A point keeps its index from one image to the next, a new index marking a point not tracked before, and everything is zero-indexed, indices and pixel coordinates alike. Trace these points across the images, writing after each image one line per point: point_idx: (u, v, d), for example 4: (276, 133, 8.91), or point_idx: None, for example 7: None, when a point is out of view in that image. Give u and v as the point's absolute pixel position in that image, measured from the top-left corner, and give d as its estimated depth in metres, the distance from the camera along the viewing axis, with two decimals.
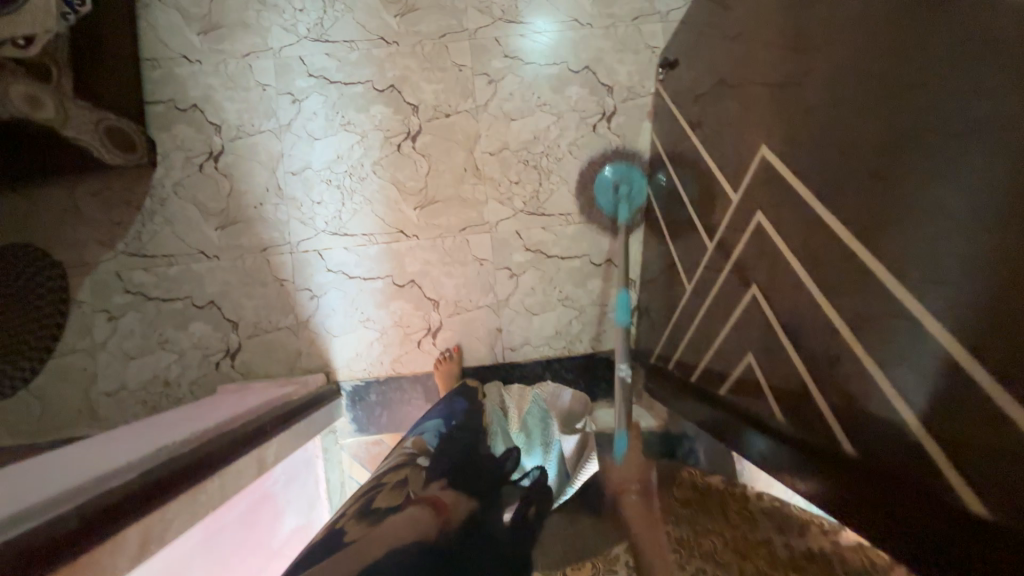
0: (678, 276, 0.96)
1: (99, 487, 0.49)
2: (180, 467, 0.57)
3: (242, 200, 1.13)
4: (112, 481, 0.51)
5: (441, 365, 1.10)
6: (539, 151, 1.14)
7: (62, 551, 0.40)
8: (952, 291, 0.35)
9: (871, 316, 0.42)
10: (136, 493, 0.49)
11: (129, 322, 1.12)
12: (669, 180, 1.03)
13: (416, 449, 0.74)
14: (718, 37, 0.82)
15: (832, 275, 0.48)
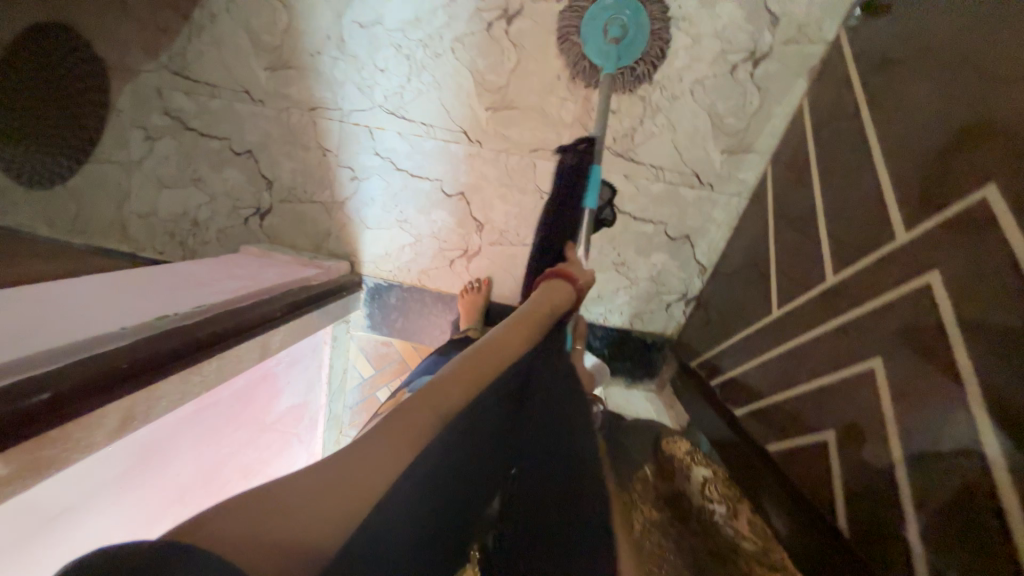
0: (764, 286, 0.80)
1: (83, 351, 0.45)
2: (173, 344, 0.53)
3: (298, 42, 0.96)
4: (99, 348, 0.47)
5: (465, 295, 1.03)
6: (652, 80, 0.92)
7: (27, 426, 0.37)
8: None
9: None
10: (120, 371, 0.46)
11: (165, 148, 1.05)
12: (800, 166, 0.82)
13: None
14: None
15: None
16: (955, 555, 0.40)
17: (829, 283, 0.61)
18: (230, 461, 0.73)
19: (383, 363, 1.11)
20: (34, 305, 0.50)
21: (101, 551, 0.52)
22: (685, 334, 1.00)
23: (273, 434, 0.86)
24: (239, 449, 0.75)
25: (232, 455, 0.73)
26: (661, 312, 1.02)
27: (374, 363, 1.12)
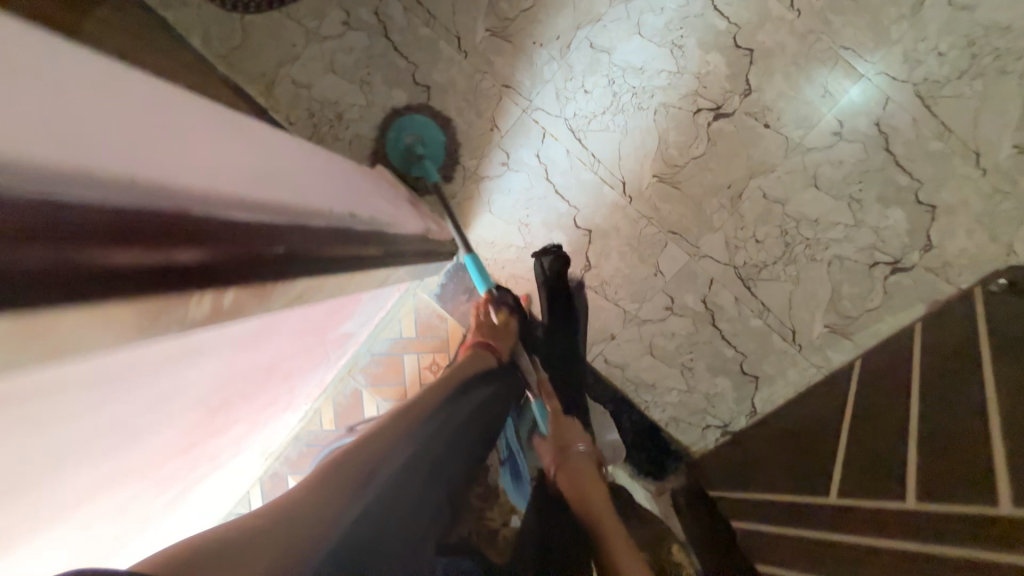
0: (816, 464, 0.83)
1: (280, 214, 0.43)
2: (338, 243, 0.52)
3: (530, 26, 0.99)
4: (290, 217, 0.45)
5: None
6: (803, 235, 0.97)
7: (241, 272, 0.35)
8: None
9: None
10: (309, 249, 0.44)
11: (353, 40, 1.04)
12: (894, 378, 0.86)
13: None
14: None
15: None
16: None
17: (905, 504, 0.64)
18: (289, 360, 0.71)
19: (426, 333, 1.10)
20: (240, 154, 0.49)
21: (184, 396, 0.49)
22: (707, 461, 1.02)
23: (323, 349, 0.84)
24: (299, 352, 0.72)
25: (294, 355, 0.71)
26: (696, 429, 1.05)
27: (419, 328, 1.10)
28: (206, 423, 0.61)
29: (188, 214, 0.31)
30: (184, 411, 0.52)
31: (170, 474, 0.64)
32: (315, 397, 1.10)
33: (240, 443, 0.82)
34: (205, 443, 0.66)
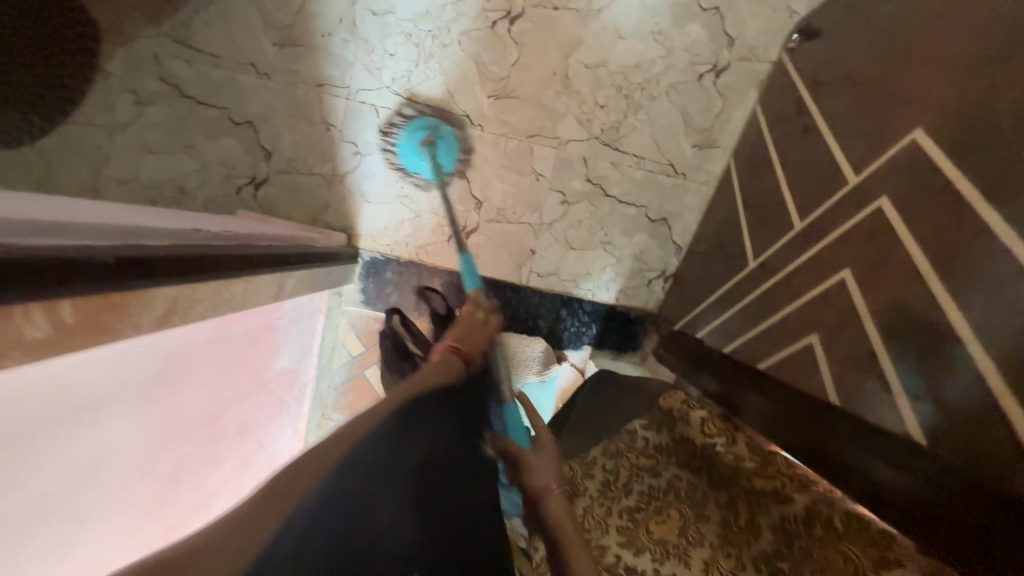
0: (736, 253, 0.91)
1: (121, 241, 0.44)
2: (199, 256, 0.52)
3: (310, 22, 1.00)
4: (134, 241, 0.45)
5: None
6: (635, 82, 1.05)
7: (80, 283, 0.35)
8: None
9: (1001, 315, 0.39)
10: (160, 262, 0.45)
11: (157, 114, 1.02)
12: (761, 154, 0.96)
13: None
14: (870, 17, 0.74)
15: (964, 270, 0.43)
16: (915, 424, 0.47)
17: (797, 230, 0.72)
18: (231, 409, 0.70)
19: (373, 340, 1.10)
20: (55, 209, 0.47)
21: (116, 464, 0.48)
22: (664, 309, 1.10)
23: (271, 394, 0.83)
24: (239, 399, 0.71)
25: (234, 402, 0.70)
26: (643, 289, 1.12)
27: (364, 340, 1.10)
28: (170, 498, 0.59)
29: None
30: (129, 484, 0.51)
31: None
32: None
33: None
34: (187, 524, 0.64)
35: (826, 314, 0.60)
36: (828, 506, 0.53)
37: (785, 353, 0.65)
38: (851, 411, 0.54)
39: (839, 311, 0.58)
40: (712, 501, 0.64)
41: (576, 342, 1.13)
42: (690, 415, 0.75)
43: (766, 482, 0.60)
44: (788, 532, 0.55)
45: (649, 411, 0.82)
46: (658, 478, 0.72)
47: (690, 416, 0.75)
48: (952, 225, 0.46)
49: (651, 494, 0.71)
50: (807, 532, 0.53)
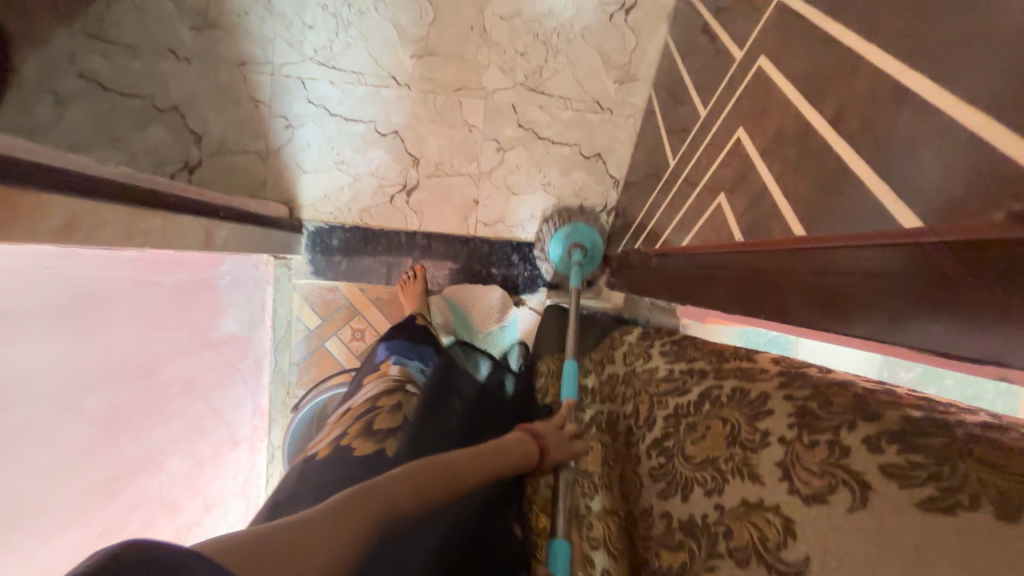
0: (662, 167, 0.95)
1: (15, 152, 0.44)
2: (105, 182, 0.52)
3: (224, 4, 1.02)
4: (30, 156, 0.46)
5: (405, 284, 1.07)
6: (550, 28, 1.09)
7: None
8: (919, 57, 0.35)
9: (847, 103, 0.42)
10: (57, 174, 0.45)
11: (77, 113, 0.99)
12: (674, 75, 1.00)
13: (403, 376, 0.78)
14: None
15: (816, 81, 0.47)
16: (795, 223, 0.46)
17: (704, 120, 0.76)
18: (170, 363, 0.69)
19: (329, 310, 1.09)
20: None
21: (35, 389, 0.47)
22: (610, 240, 1.13)
23: (218, 358, 0.83)
24: (178, 354, 0.70)
25: (172, 356, 0.69)
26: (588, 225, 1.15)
27: (320, 311, 1.09)
28: (109, 444, 0.58)
29: None
30: (54, 417, 0.50)
31: (114, 523, 0.59)
32: (267, 431, 1.05)
33: (198, 490, 0.78)
34: (135, 479, 0.63)
35: (725, 175, 0.63)
36: (715, 388, 0.50)
37: (701, 225, 0.68)
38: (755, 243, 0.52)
39: (734, 167, 0.61)
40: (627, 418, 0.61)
41: (531, 287, 1.15)
42: (618, 355, 0.74)
43: (670, 387, 0.57)
44: (681, 420, 0.52)
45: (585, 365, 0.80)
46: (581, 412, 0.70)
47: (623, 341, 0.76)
48: (809, 50, 0.49)
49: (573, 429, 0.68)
50: (697, 410, 0.50)
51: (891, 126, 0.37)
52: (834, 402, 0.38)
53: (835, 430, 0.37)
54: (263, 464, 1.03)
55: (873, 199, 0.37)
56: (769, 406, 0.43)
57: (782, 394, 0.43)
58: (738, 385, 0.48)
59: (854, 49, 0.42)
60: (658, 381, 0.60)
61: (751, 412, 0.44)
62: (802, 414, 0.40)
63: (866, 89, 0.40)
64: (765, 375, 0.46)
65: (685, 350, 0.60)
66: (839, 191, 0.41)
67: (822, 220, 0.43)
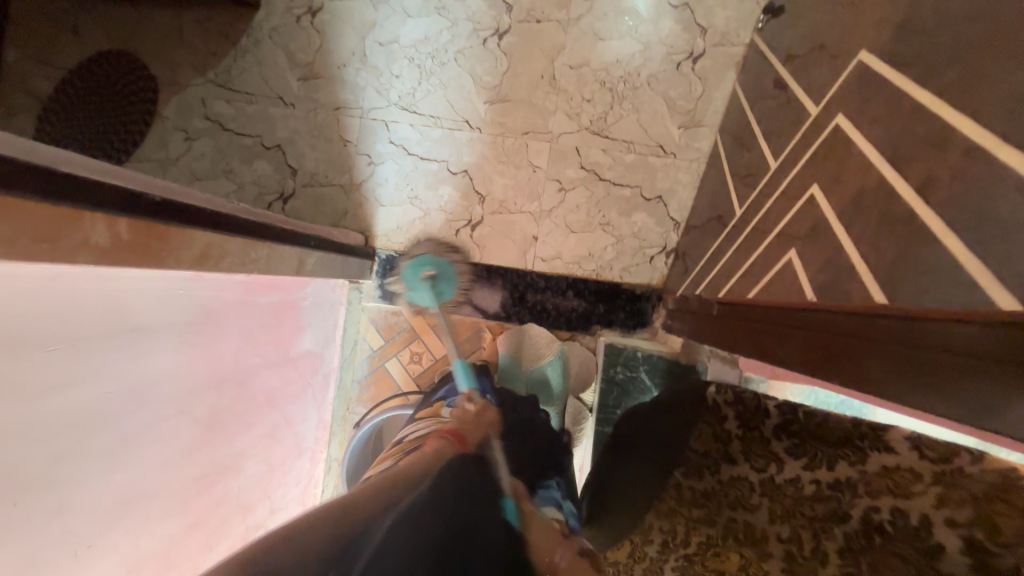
0: (726, 213, 0.94)
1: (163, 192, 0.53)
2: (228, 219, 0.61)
3: (328, 58, 1.17)
4: (175, 196, 0.54)
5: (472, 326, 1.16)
6: (617, 76, 1.14)
7: (136, 212, 0.45)
8: (1010, 133, 0.35)
9: (935, 170, 0.41)
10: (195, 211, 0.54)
11: (203, 146, 1.17)
12: (743, 122, 1.00)
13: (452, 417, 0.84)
14: None
15: (902, 146, 0.46)
16: (877, 289, 0.45)
17: (775, 171, 0.75)
18: (259, 373, 0.77)
19: (392, 333, 1.16)
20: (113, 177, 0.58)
21: (160, 393, 0.55)
22: (668, 282, 1.12)
23: (296, 371, 0.91)
24: (266, 366, 0.79)
25: (261, 368, 0.78)
26: (645, 265, 1.15)
27: (383, 334, 1.17)
28: (207, 444, 0.65)
29: (70, 170, 0.41)
30: (169, 418, 0.57)
31: (202, 517, 0.66)
32: (327, 443, 1.12)
33: (267, 494, 0.84)
34: (222, 479, 0.70)
35: (797, 229, 0.62)
36: (874, 514, 0.50)
37: (770, 276, 0.67)
38: (821, 305, 0.52)
39: (808, 221, 0.60)
40: (776, 537, 0.57)
41: (585, 324, 1.15)
42: (730, 449, 0.67)
43: (818, 505, 0.55)
44: (852, 554, 0.50)
45: (684, 456, 0.72)
46: (715, 526, 0.64)
47: (726, 431, 0.68)
48: (892, 114, 0.49)
49: (709, 541, 0.63)
50: (868, 543, 0.49)
51: (985, 201, 0.36)
52: (1002, 534, 0.41)
53: (1016, 574, 0.39)
54: (321, 475, 1.09)
55: (972, 278, 0.36)
56: (935, 537, 0.45)
57: (944, 518, 0.45)
58: (897, 508, 0.48)
59: (942, 119, 0.41)
60: (805, 500, 0.56)
61: (924, 549, 0.45)
62: (976, 552, 0.42)
63: (958, 160, 0.39)
64: (922, 492, 0.47)
65: (815, 451, 0.57)
66: (926, 262, 0.40)
67: (911, 286, 0.41)
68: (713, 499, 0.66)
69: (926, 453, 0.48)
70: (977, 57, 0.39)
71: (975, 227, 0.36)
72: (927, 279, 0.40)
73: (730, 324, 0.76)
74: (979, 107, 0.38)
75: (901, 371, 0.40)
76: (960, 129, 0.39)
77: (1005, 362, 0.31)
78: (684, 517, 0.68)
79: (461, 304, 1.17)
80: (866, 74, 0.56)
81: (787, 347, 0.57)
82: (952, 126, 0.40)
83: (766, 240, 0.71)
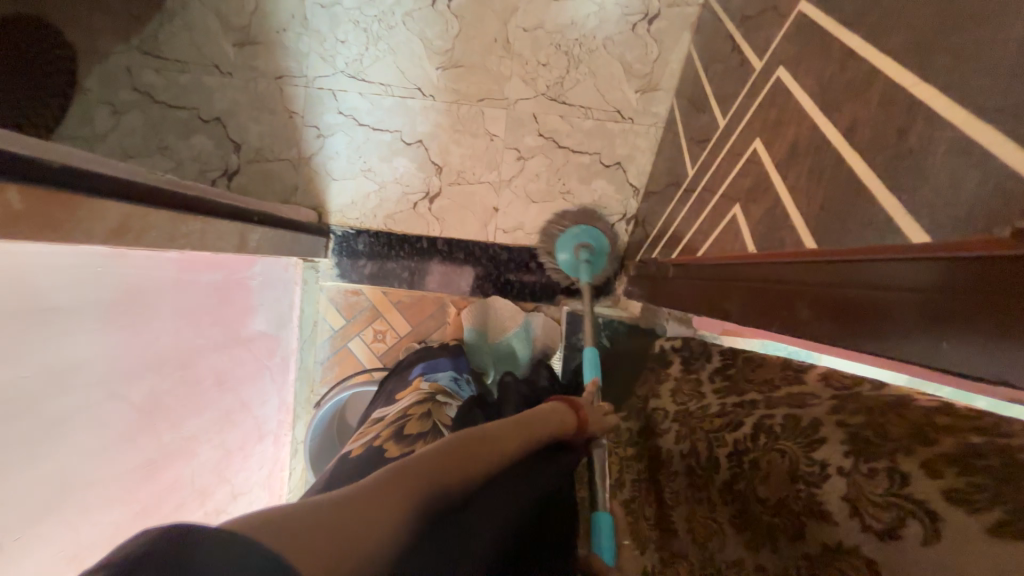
0: (681, 176, 0.95)
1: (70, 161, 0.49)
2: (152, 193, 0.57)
3: (266, 22, 1.09)
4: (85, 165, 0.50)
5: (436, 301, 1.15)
6: (573, 39, 1.11)
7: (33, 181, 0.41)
8: (924, 72, 0.35)
9: (859, 115, 0.42)
10: (108, 183, 0.50)
11: (133, 121, 1.09)
12: (696, 84, 1.00)
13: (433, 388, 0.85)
14: None
15: (831, 93, 0.46)
16: (808, 237, 0.46)
17: (723, 130, 0.76)
18: (205, 356, 0.74)
19: (353, 312, 1.14)
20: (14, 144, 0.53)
21: (86, 377, 0.52)
22: (628, 249, 1.13)
23: (249, 353, 0.88)
24: (213, 348, 0.76)
25: (207, 350, 0.74)
26: (606, 233, 1.15)
27: (344, 313, 1.14)
28: (149, 429, 0.62)
29: None
30: (100, 404, 0.54)
31: (150, 504, 0.63)
32: (291, 426, 1.09)
33: (226, 478, 0.82)
34: (170, 465, 0.67)
35: (740, 185, 0.62)
36: (765, 418, 0.48)
37: (717, 234, 0.67)
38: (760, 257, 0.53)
39: (750, 177, 0.61)
40: (680, 454, 0.58)
41: (549, 294, 1.15)
42: (665, 390, 0.69)
43: (719, 420, 0.54)
44: (739, 455, 0.49)
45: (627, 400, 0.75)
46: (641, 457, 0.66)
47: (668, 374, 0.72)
48: (823, 63, 0.49)
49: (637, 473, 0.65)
50: (752, 442, 0.48)
51: (901, 142, 0.37)
52: (887, 434, 0.38)
53: (891, 463, 0.37)
54: (286, 458, 1.07)
55: (888, 218, 0.37)
56: (821, 433, 0.42)
57: (834, 419, 0.42)
58: (790, 411, 0.46)
59: (866, 63, 0.42)
60: (711, 416, 0.55)
61: (806, 441, 0.43)
62: (856, 443, 0.39)
63: (880, 102, 0.39)
64: (817, 402, 0.45)
65: (738, 384, 0.57)
66: (849, 206, 0.41)
67: (838, 229, 0.42)
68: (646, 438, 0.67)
69: (833, 382, 0.46)
70: (896, 0, 0.40)
71: (892, 168, 0.37)
72: (850, 223, 0.41)
73: (683, 284, 0.77)
74: (897, 49, 0.38)
75: (838, 316, 0.39)
76: (882, 72, 0.39)
77: (918, 293, 0.32)
78: (619, 456, 0.70)
79: (423, 280, 1.15)
80: (803, 25, 0.56)
81: (731, 300, 0.59)
82: (874, 69, 0.40)
83: (714, 199, 0.72)
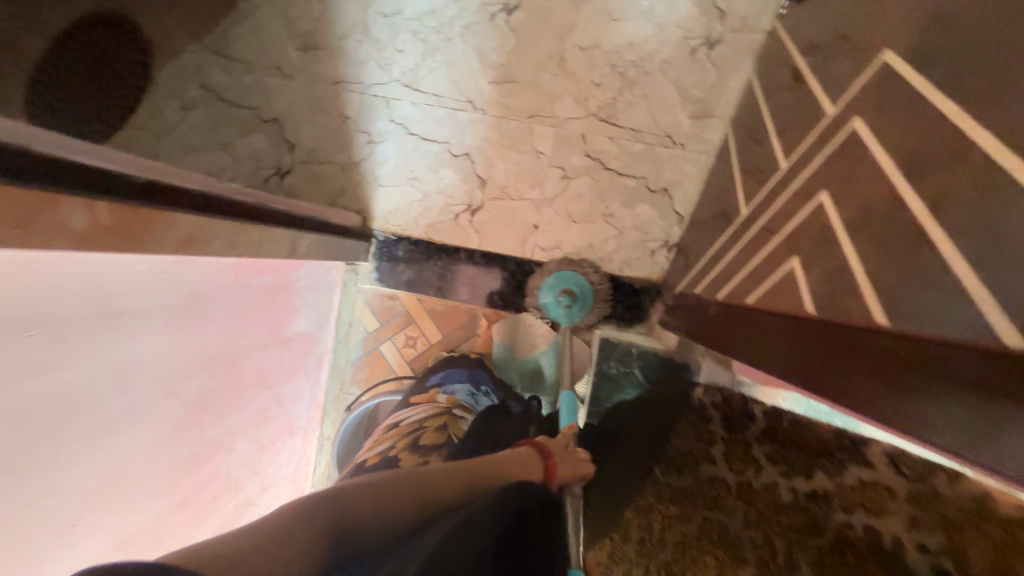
0: (731, 211, 0.92)
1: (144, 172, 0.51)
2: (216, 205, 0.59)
3: (329, 29, 1.12)
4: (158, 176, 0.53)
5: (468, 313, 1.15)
6: (629, 60, 1.09)
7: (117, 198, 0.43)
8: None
9: (947, 190, 0.39)
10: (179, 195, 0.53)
11: (198, 117, 1.14)
12: (755, 116, 0.97)
13: (448, 402, 0.90)
14: None
15: (916, 159, 0.44)
16: (878, 309, 0.44)
17: (784, 172, 0.73)
18: (249, 356, 0.77)
19: (388, 316, 1.16)
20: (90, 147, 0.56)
21: (145, 375, 0.55)
22: (668, 277, 1.11)
23: (288, 353, 0.91)
24: (257, 348, 0.79)
25: (252, 350, 0.77)
26: (646, 259, 1.13)
27: (379, 316, 1.16)
28: (195, 424, 0.65)
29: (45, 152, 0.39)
30: (156, 399, 0.57)
31: (189, 495, 0.66)
32: (319, 422, 1.12)
33: (257, 472, 0.85)
34: (210, 459, 0.70)
35: (802, 237, 0.60)
36: (846, 528, 0.50)
37: (771, 283, 0.65)
38: (820, 319, 0.51)
39: (814, 230, 0.58)
40: (748, 542, 0.56)
41: (582, 316, 1.14)
42: (712, 453, 0.69)
43: (793, 513, 0.55)
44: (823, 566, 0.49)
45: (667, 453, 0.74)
46: (689, 523, 0.63)
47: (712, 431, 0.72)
48: (908, 124, 0.46)
49: (684, 542, 0.61)
50: (838, 553, 0.49)
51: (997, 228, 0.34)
52: (970, 558, 0.41)
53: None
54: (312, 453, 1.10)
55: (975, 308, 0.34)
56: (906, 555, 0.45)
57: (915, 540, 0.45)
58: (869, 524, 0.49)
59: (960, 134, 0.39)
60: (778, 506, 0.57)
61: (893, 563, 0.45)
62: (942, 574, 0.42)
63: (974, 180, 0.37)
64: (893, 511, 0.48)
65: (797, 458, 0.59)
66: (930, 286, 0.39)
67: (915, 307, 0.40)
68: (691, 497, 0.66)
69: (907, 473, 0.49)
70: (1000, 71, 0.37)
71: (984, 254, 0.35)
72: (929, 304, 0.38)
73: (727, 327, 0.74)
74: (1001, 125, 0.35)
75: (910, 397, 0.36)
76: (980, 147, 0.37)
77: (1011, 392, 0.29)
78: (660, 513, 0.67)
79: (457, 290, 1.16)
80: (886, 77, 0.53)
81: (782, 358, 0.56)
82: (970, 143, 0.38)
83: (769, 244, 0.69)
